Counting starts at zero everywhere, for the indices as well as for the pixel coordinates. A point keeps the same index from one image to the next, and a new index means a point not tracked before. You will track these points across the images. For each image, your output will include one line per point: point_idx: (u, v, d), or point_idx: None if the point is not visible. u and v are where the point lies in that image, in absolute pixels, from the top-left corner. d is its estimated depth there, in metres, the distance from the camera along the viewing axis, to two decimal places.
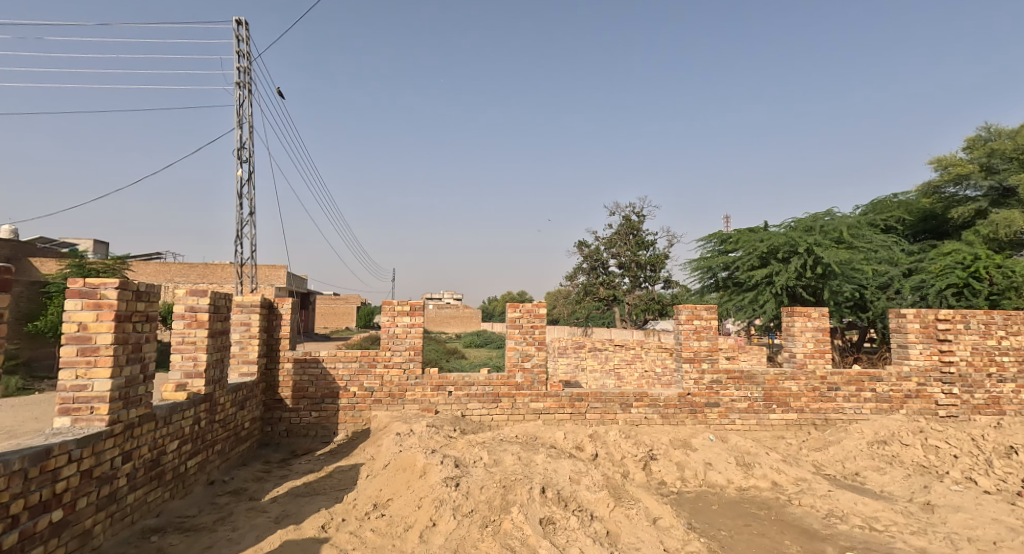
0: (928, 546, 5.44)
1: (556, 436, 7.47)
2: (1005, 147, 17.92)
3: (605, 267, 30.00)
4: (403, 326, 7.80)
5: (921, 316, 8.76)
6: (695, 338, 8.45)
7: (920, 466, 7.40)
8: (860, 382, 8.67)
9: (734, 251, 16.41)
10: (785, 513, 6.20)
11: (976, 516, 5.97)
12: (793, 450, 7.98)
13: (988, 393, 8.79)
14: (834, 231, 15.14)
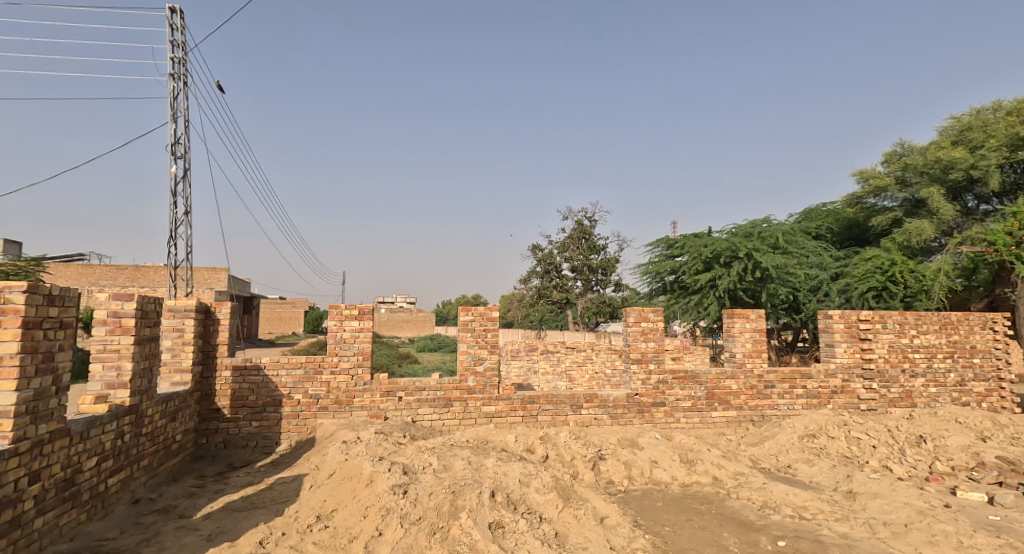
0: (850, 531, 5.77)
1: (507, 439, 7.48)
2: (917, 161, 19.30)
3: (559, 270, 30.35)
4: (351, 330, 7.63)
5: (845, 316, 9.33)
6: (642, 339, 8.69)
7: (845, 457, 7.85)
8: (793, 379, 9.11)
9: (680, 256, 16.90)
10: (723, 506, 6.43)
11: (891, 501, 6.39)
12: (732, 445, 8.28)
13: (903, 388, 9.40)
14: (771, 237, 15.94)
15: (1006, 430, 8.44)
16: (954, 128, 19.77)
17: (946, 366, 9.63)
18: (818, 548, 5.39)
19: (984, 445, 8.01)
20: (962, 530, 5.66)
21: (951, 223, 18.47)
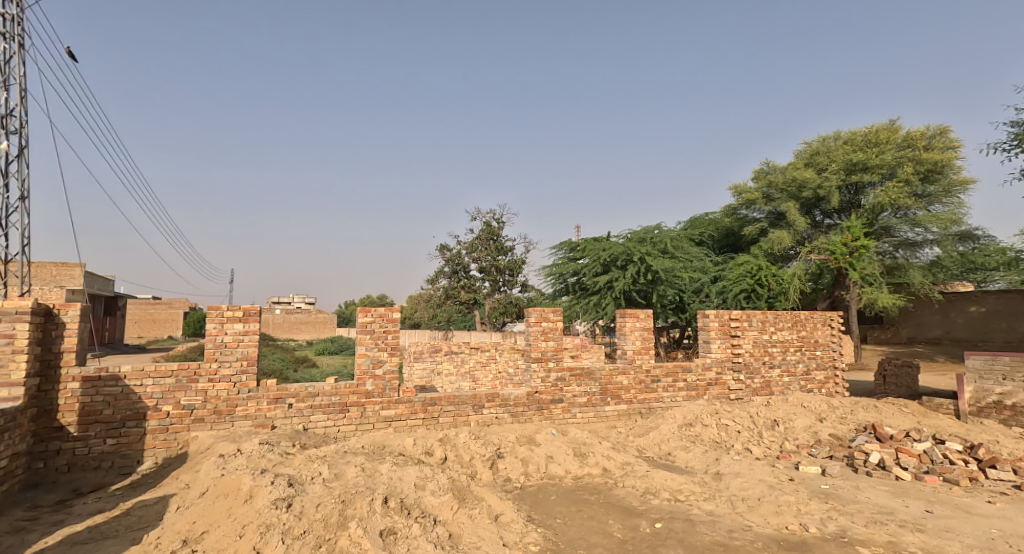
0: (715, 508, 6.28)
1: (405, 442, 7.30)
2: (778, 181, 23.81)
3: (467, 271, 30.27)
4: (233, 333, 7.14)
5: (719, 315, 10.15)
6: (543, 339, 8.90)
7: (716, 442, 8.52)
8: (676, 373, 9.76)
9: (582, 259, 17.57)
10: (611, 495, 6.73)
11: (748, 478, 7.05)
12: (622, 437, 8.69)
13: (764, 378, 10.40)
14: (661, 242, 16.91)
15: (840, 411, 9.62)
16: (807, 152, 24.37)
17: (797, 357, 10.80)
18: (690, 526, 5.80)
19: (823, 425, 9.09)
20: (802, 500, 6.39)
21: (803, 233, 23.21)
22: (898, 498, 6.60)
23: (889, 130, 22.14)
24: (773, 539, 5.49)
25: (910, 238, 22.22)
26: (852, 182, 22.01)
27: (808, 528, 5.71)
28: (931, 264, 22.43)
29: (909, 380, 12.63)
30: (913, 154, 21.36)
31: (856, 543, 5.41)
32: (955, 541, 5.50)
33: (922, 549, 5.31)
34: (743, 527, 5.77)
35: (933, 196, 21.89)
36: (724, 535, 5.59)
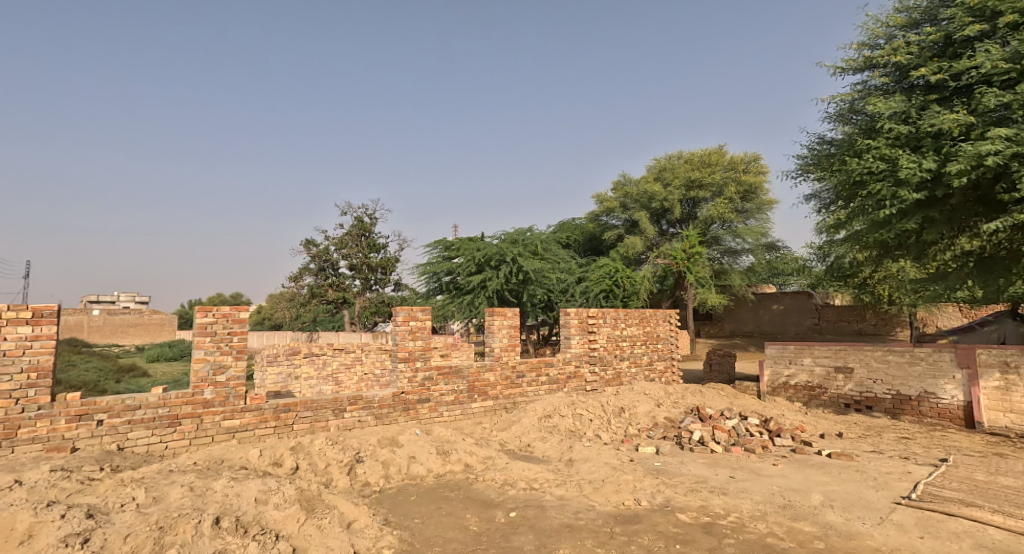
0: (566, 493, 6.48)
1: (250, 454, 6.53)
2: (632, 192, 26.54)
3: (334, 268, 28.11)
4: (17, 338, 5.81)
5: (578, 313, 10.64)
6: (411, 338, 8.53)
7: (570, 430, 8.85)
8: (539, 367, 10.00)
9: (456, 258, 17.33)
10: (471, 489, 6.65)
11: (595, 463, 7.40)
12: (485, 432, 8.64)
13: (614, 370, 11.09)
14: (532, 244, 17.29)
15: (673, 397, 10.55)
16: (656, 168, 27.12)
17: (642, 350, 11.69)
18: (541, 512, 5.91)
19: (660, 409, 9.96)
20: (637, 477, 6.89)
21: (652, 240, 26.19)
22: (711, 468, 7.41)
23: (718, 154, 26.24)
24: (611, 515, 5.80)
25: (732, 247, 25.60)
26: (691, 196, 25.56)
27: (640, 502, 6.13)
28: (747, 269, 25.68)
29: (729, 367, 14.38)
30: (736, 175, 25.37)
31: (676, 510, 5.93)
32: (746, 498, 6.32)
33: (723, 509, 5.99)
34: (587, 508, 6.02)
35: (749, 211, 25.67)
36: (570, 516, 5.78)
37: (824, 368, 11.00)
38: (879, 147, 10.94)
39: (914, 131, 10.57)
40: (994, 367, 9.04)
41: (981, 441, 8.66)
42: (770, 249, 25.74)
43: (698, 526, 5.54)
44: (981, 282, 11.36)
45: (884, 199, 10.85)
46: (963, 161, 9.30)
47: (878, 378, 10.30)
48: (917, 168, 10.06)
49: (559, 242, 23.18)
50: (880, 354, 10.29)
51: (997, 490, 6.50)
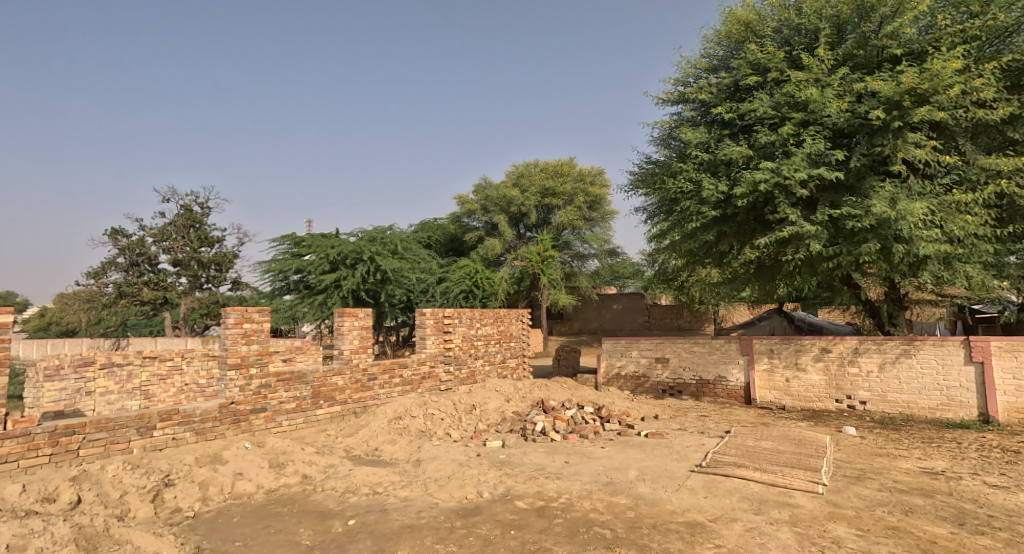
0: (410, 494, 6.80)
1: (7, 490, 5.66)
2: (492, 196, 27.55)
3: (152, 264, 24.94)
4: None
5: (434, 313, 11.13)
6: (244, 342, 8.20)
7: (421, 431, 9.18)
8: (392, 369, 10.23)
9: (307, 255, 16.58)
10: (307, 502, 6.58)
11: (442, 460, 7.91)
12: (330, 439, 8.61)
13: (469, 368, 11.74)
14: (392, 243, 17.32)
15: (522, 392, 11.50)
16: (514, 174, 28.38)
17: (495, 348, 12.60)
18: (383, 516, 6.11)
19: (508, 404, 10.68)
20: (482, 471, 7.50)
21: (510, 242, 27.56)
22: (549, 455, 8.29)
23: (570, 165, 27.87)
24: (453, 510, 6.20)
25: (581, 252, 28.26)
26: (545, 203, 27.23)
27: (482, 494, 6.65)
28: (593, 272, 28.75)
29: (575, 361, 15.94)
30: (585, 186, 27.43)
31: (515, 499, 6.53)
32: (576, 480, 7.16)
33: (556, 492, 6.72)
34: (431, 506, 6.37)
35: (596, 220, 28.30)
36: (412, 517, 6.06)
37: (647, 359, 12.77)
38: (686, 169, 11.09)
39: (714, 156, 10.77)
40: (765, 354, 11.33)
41: (757, 413, 10.82)
42: (614, 254, 28.77)
43: (532, 510, 6.17)
44: (759, 288, 12.39)
45: (692, 215, 11.20)
46: (745, 188, 9.77)
47: (687, 366, 12.22)
48: (715, 191, 10.40)
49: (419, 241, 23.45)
50: (689, 346, 12.24)
51: (760, 449, 7.81)
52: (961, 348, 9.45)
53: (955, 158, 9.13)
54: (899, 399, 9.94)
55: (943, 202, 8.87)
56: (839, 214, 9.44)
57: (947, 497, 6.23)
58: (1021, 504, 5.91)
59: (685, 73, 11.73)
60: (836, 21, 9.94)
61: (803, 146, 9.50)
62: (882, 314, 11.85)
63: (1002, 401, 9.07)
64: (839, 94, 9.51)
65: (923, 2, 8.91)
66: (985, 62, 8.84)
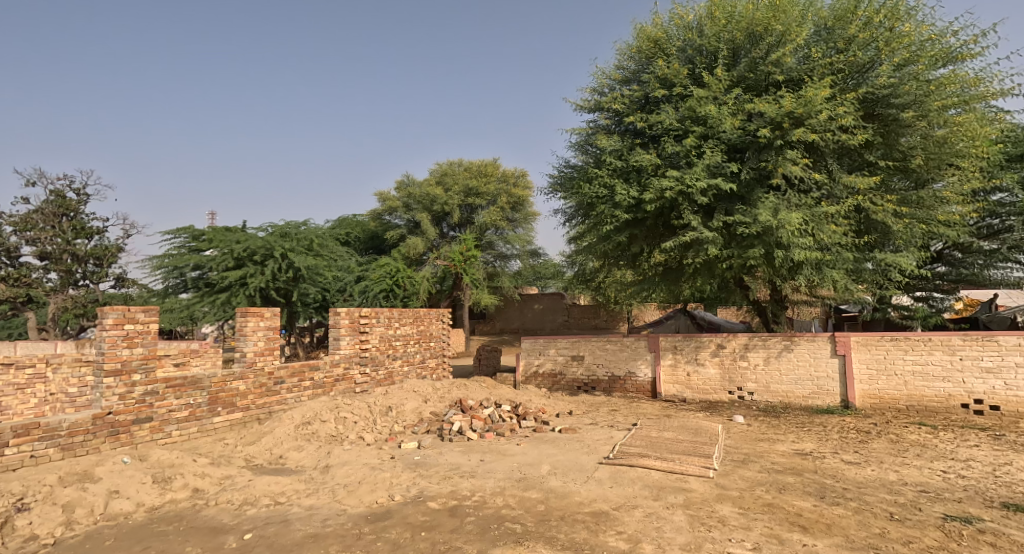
0: (316, 502, 6.18)
1: None
2: (415, 193, 27.22)
3: (13, 258, 22.50)
4: None
5: (350, 313, 10.85)
6: (125, 346, 7.23)
7: (332, 436, 8.59)
8: (302, 372, 9.67)
9: (207, 250, 15.73)
10: (197, 518, 5.68)
11: (354, 465, 7.39)
12: (228, 449, 7.78)
13: (387, 370, 11.60)
14: (306, 240, 16.71)
15: (440, 392, 11.23)
16: (437, 172, 28.24)
17: (415, 348, 12.62)
18: (284, 527, 5.47)
19: (426, 404, 10.40)
20: (395, 474, 7.06)
21: (433, 241, 27.35)
22: (465, 454, 8.14)
23: (493, 166, 28.16)
24: (362, 516, 5.76)
25: (503, 252, 28.64)
26: (469, 202, 27.30)
27: (394, 497, 6.26)
28: (515, 273, 29.13)
29: (495, 360, 16.21)
30: (508, 188, 27.85)
31: (428, 500, 6.24)
32: (491, 477, 7.08)
33: (470, 491, 6.55)
34: (338, 513, 5.86)
35: (519, 221, 28.77)
36: (317, 525, 5.51)
37: (564, 357, 13.23)
38: (601, 174, 11.54)
39: (626, 162, 11.28)
40: (669, 351, 12.10)
41: (661, 405, 11.59)
42: (535, 255, 29.38)
43: (444, 511, 5.92)
44: (664, 288, 13.18)
45: (606, 220, 11.64)
46: (652, 194, 10.36)
47: (600, 363, 12.79)
48: (626, 196, 10.92)
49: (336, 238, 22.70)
50: (602, 344, 12.81)
51: (662, 440, 8.24)
52: (829, 343, 10.65)
53: (826, 175, 10.26)
54: (780, 389, 11.00)
55: (815, 214, 9.95)
56: (732, 222, 10.27)
57: (813, 474, 6.98)
58: (870, 476, 6.74)
59: (600, 83, 12.25)
60: (732, 45, 10.83)
61: (703, 158, 10.25)
62: (766, 313, 13.03)
63: (861, 388, 10.33)
64: (733, 112, 10.37)
65: (801, 34, 9.94)
66: (850, 91, 10.01)
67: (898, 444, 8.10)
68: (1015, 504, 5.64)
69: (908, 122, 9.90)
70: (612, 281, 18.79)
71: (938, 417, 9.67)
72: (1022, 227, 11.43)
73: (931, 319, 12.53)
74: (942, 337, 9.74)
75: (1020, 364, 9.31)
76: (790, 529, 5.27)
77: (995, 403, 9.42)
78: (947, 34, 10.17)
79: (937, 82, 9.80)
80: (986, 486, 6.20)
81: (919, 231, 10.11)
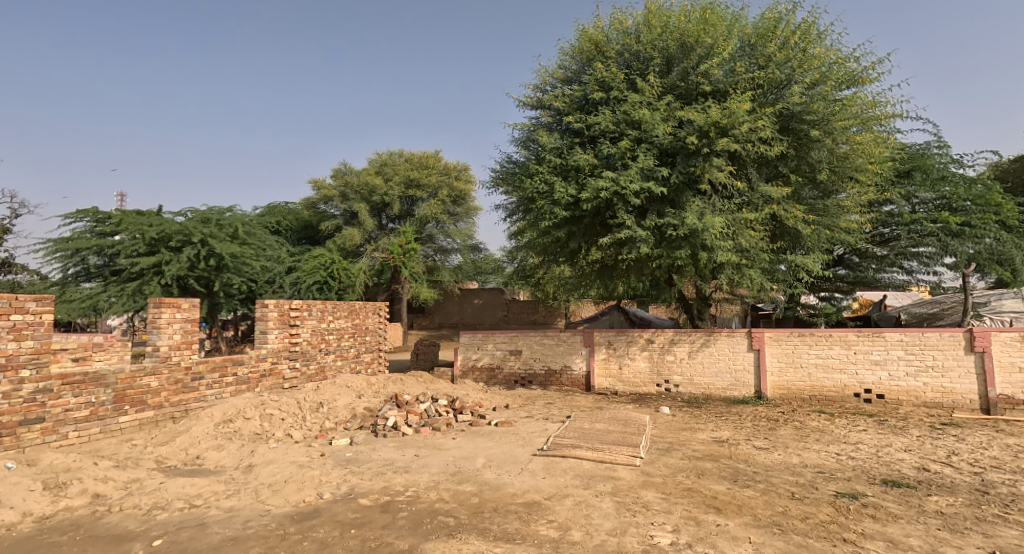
0: (236, 504, 6.05)
1: None
2: (352, 183, 26.71)
3: None
4: None
5: (279, 306, 10.59)
6: (12, 339, 6.77)
7: (256, 434, 8.36)
8: (223, 368, 9.36)
9: (114, 234, 14.94)
10: (96, 526, 5.44)
11: (280, 464, 7.26)
12: (136, 450, 7.42)
13: (319, 364, 11.42)
14: (230, 226, 16.00)
15: (374, 387, 11.19)
16: (377, 162, 27.77)
17: (350, 343, 12.49)
18: (199, 531, 5.35)
19: (360, 400, 10.33)
20: (324, 471, 7.03)
21: (370, 232, 26.89)
22: (399, 450, 8.17)
23: (435, 158, 28.07)
24: (286, 516, 5.73)
25: (444, 246, 28.52)
26: (409, 194, 27.03)
27: (322, 496, 6.24)
28: (455, 267, 29.08)
29: (433, 355, 16.25)
30: (449, 181, 27.85)
31: (358, 497, 6.27)
32: (425, 472, 7.17)
33: (403, 486, 6.62)
34: (260, 514, 5.79)
35: (460, 215, 28.81)
36: (237, 528, 5.43)
37: (502, 351, 13.45)
38: (542, 170, 11.81)
39: (565, 161, 11.62)
40: (602, 346, 12.57)
41: (594, 398, 12.06)
42: (476, 250, 29.48)
43: (375, 507, 5.98)
44: (599, 284, 13.66)
45: (545, 214, 11.90)
46: (589, 194, 10.72)
47: (536, 357, 13.10)
48: (565, 194, 11.23)
49: (266, 226, 21.95)
50: (539, 338, 13.12)
51: (593, 431, 8.61)
52: (745, 339, 11.44)
53: (746, 183, 10.99)
54: (702, 382, 11.71)
55: (736, 219, 10.65)
56: (661, 224, 10.80)
57: (728, 459, 7.54)
58: (776, 460, 7.36)
59: (542, 81, 12.52)
60: (665, 54, 11.35)
61: (636, 162, 10.67)
62: (693, 310, 13.80)
63: (771, 380, 11.17)
64: (665, 118, 10.85)
65: (726, 49, 10.56)
66: (769, 105, 10.78)
67: (800, 430, 8.88)
68: (893, 480, 6.37)
69: (817, 138, 10.73)
70: (551, 278, 19.21)
71: (835, 405, 10.63)
72: (909, 236, 12.64)
73: (834, 315, 13.66)
74: (840, 333, 10.70)
75: (902, 357, 10.35)
76: (705, 511, 5.72)
77: (881, 392, 10.44)
78: (851, 59, 11.13)
79: (841, 102, 10.69)
80: (870, 465, 6.95)
81: (825, 236, 11.06)
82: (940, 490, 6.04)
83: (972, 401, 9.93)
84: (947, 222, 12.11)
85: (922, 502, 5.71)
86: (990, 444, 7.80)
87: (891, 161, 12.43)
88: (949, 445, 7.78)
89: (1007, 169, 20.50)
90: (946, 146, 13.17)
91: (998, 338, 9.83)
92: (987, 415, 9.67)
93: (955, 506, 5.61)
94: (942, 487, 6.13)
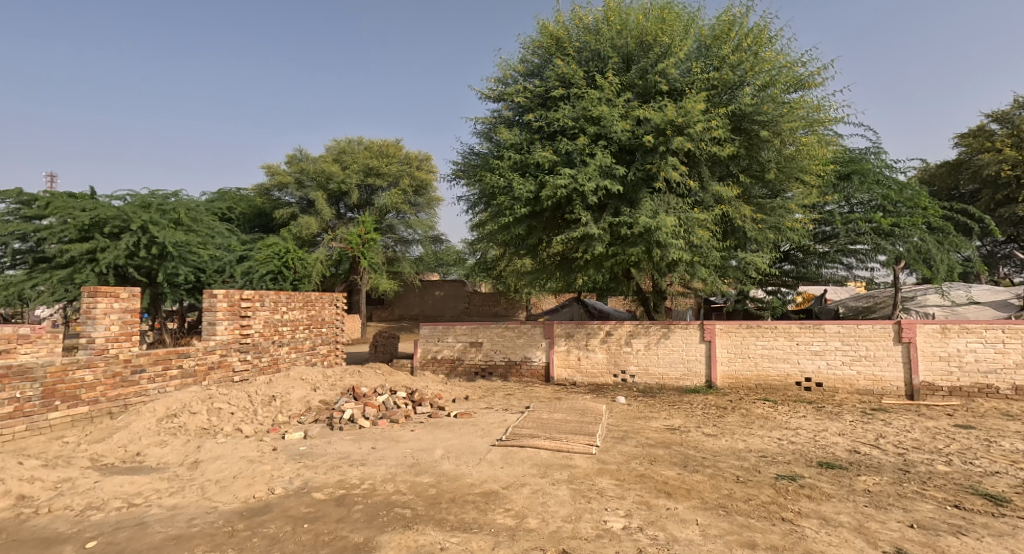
0: (179, 501, 5.92)
1: None
2: (308, 169, 26.07)
3: None
4: None
5: (229, 296, 10.29)
6: None
7: (203, 429, 8.17)
8: (166, 361, 9.07)
9: (45, 218, 14.28)
10: (22, 529, 5.23)
11: (228, 460, 7.10)
12: (69, 448, 7.14)
13: (271, 356, 11.19)
14: (173, 212, 15.45)
15: (331, 379, 11.06)
16: (334, 149, 27.24)
17: (305, 334, 12.28)
18: (139, 531, 5.22)
19: (315, 393, 10.18)
20: (277, 466, 6.95)
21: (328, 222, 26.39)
22: (355, 443, 8.14)
23: (395, 147, 27.74)
24: (235, 512, 5.65)
25: (404, 237, 28.27)
26: (368, 182, 26.61)
27: (274, 490, 6.17)
28: (417, 258, 28.98)
29: (392, 347, 16.13)
30: (410, 170, 27.55)
31: (312, 491, 6.24)
32: (382, 464, 7.17)
33: (359, 479, 6.62)
34: (206, 511, 5.69)
35: (420, 205, 28.66)
36: (180, 526, 5.33)
37: (462, 343, 13.49)
38: (502, 166, 11.83)
39: (525, 157, 11.68)
40: (562, 337, 12.79)
41: (553, 388, 12.26)
42: (437, 241, 29.38)
43: (330, 501, 5.96)
44: (557, 276, 13.84)
45: (506, 209, 11.93)
46: (548, 191, 10.81)
47: (496, 348, 13.21)
48: (524, 190, 11.29)
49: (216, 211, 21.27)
50: (500, 330, 13.22)
51: (551, 421, 8.78)
52: (698, 330, 11.85)
53: (698, 182, 11.33)
54: (657, 372, 12.07)
55: (689, 217, 10.97)
56: (617, 222, 11.03)
57: (679, 446, 7.84)
58: (724, 446, 7.71)
59: (504, 74, 12.54)
60: (625, 53, 11.55)
61: (595, 158, 10.83)
62: (648, 303, 14.16)
63: (721, 370, 11.63)
64: (623, 115, 11.02)
65: (683, 50, 10.83)
66: (721, 106, 11.12)
67: (746, 417, 9.31)
68: (827, 462, 6.79)
69: (766, 138, 11.15)
70: (511, 271, 19.34)
71: (778, 393, 11.17)
72: (847, 234, 13.29)
73: (780, 309, 14.35)
74: (785, 325, 11.22)
75: (839, 348, 10.95)
76: (656, 496, 5.95)
77: (820, 380, 11.02)
78: (799, 63, 11.59)
79: (790, 105, 11.10)
80: (808, 449, 7.37)
81: (771, 234, 11.57)
82: (868, 470, 6.47)
83: (902, 390, 10.62)
84: (880, 223, 12.89)
85: (853, 481, 6.12)
86: (913, 427, 8.39)
87: (833, 164, 13.05)
88: (878, 429, 8.33)
89: (934, 174, 21.84)
90: (882, 151, 13.90)
91: (924, 329, 10.53)
92: (912, 401, 10.37)
93: (880, 484, 6.03)
94: (870, 467, 6.58)
